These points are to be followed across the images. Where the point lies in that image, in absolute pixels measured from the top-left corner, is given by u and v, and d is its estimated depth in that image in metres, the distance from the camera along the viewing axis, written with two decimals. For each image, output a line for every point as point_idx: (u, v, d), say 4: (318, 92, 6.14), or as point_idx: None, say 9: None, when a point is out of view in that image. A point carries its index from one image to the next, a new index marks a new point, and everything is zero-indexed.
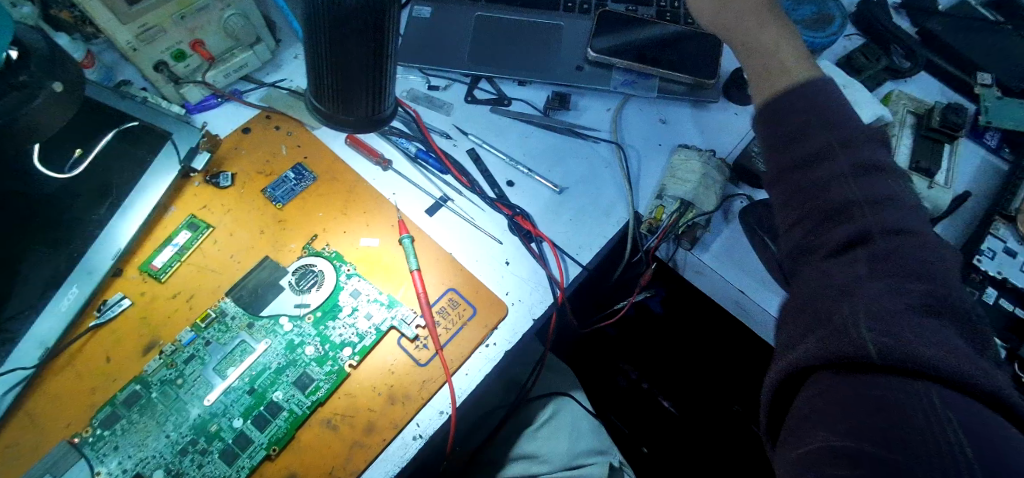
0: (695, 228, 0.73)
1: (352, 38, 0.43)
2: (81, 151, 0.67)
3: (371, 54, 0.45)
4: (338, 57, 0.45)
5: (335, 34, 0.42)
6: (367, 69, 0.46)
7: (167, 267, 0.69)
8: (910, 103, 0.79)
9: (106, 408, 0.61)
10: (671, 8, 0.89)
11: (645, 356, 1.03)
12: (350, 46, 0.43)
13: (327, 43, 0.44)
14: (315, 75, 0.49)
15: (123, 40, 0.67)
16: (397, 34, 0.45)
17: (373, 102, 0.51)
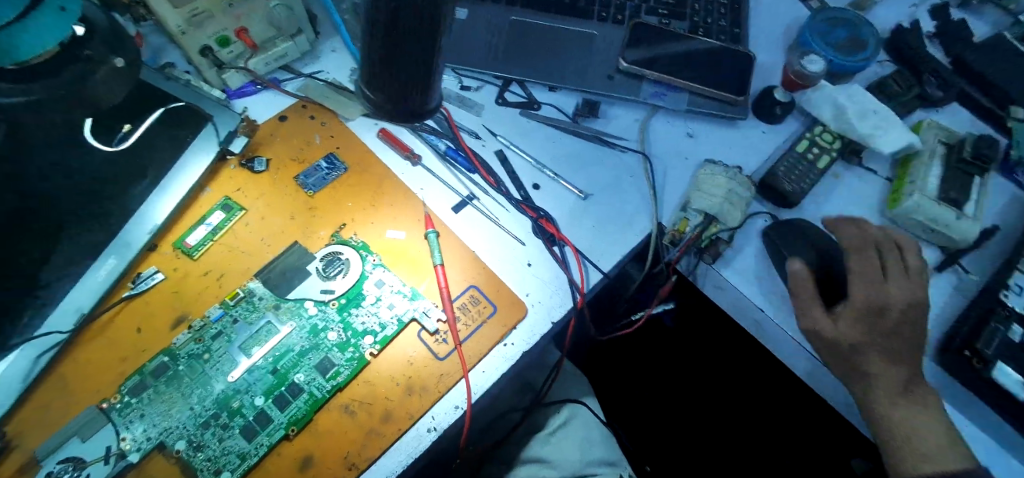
0: (718, 243, 0.74)
1: (409, 30, 0.45)
2: (129, 127, 0.70)
3: (424, 49, 0.47)
4: (392, 49, 0.47)
5: (393, 25, 0.44)
6: (419, 63, 0.48)
7: (200, 245, 0.71)
8: (941, 132, 0.79)
9: (135, 376, 0.63)
10: (704, 22, 0.89)
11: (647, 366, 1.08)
12: (405, 38, 0.45)
13: (384, 35, 0.46)
14: (367, 68, 0.50)
15: (174, 24, 0.69)
16: (419, 56, 0.47)
17: (422, 96, 0.53)
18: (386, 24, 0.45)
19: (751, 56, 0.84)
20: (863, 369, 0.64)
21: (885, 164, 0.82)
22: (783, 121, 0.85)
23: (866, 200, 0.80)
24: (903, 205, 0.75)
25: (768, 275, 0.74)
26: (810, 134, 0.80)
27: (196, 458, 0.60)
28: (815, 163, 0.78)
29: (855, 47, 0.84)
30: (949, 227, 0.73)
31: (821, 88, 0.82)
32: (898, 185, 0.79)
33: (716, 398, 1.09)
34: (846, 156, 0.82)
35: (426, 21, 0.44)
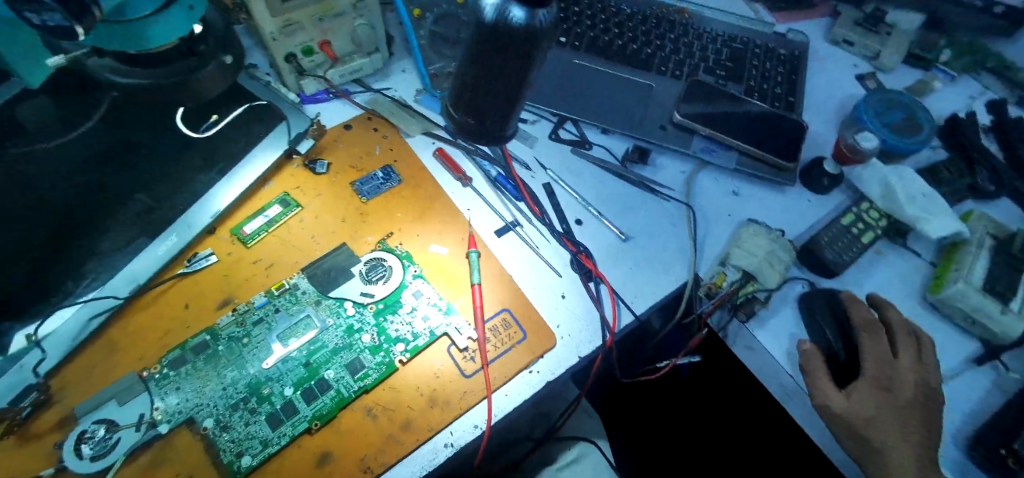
0: (753, 301, 0.75)
1: (505, 40, 0.42)
2: (217, 118, 0.77)
3: (520, 61, 0.45)
4: (485, 61, 0.45)
5: (489, 35, 0.42)
6: (510, 77, 0.46)
7: (255, 234, 0.75)
8: (991, 225, 0.78)
9: (177, 350, 0.66)
10: (760, 88, 0.91)
11: (665, 414, 1.11)
12: (500, 49, 0.43)
13: (479, 45, 0.44)
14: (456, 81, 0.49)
15: (268, 31, 0.75)
16: (506, 84, 0.46)
17: (507, 116, 0.50)
18: (483, 32, 0.43)
19: (803, 125, 0.86)
20: (874, 446, 0.66)
21: (930, 248, 0.82)
22: (830, 192, 0.86)
23: (907, 281, 0.79)
24: (945, 291, 0.75)
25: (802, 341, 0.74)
26: (856, 208, 0.81)
27: (221, 437, 0.61)
28: (859, 237, 0.79)
29: (910, 129, 0.86)
30: (992, 321, 0.72)
31: (871, 165, 0.84)
32: (942, 271, 0.78)
33: (738, 464, 1.09)
34: (890, 234, 0.82)
35: (524, 31, 0.41)
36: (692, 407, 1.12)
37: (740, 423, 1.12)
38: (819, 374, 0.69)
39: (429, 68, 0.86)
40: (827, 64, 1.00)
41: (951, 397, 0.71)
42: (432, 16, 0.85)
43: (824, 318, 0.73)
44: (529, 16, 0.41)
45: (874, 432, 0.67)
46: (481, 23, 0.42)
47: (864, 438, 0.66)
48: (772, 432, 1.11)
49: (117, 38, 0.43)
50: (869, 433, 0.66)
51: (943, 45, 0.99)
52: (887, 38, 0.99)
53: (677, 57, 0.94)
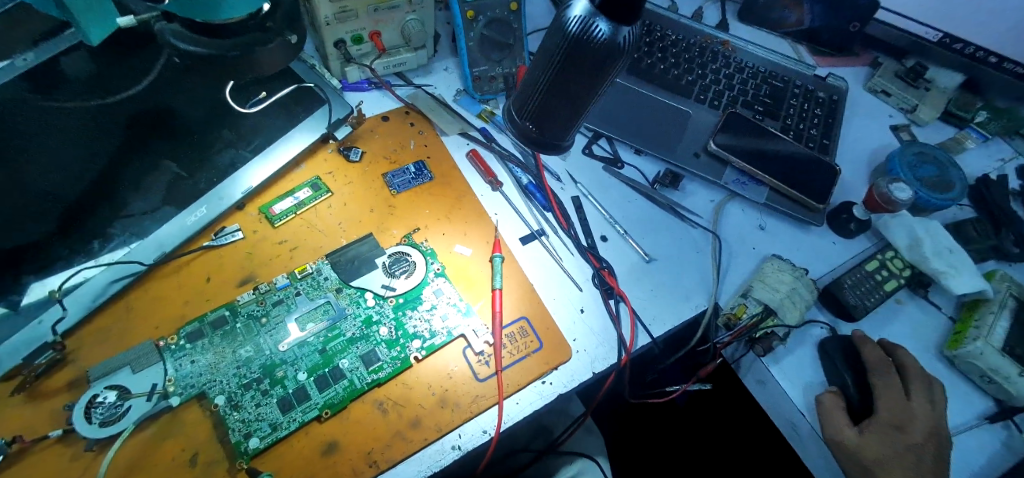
0: (771, 338, 0.74)
1: (586, 53, 0.42)
2: (265, 95, 0.77)
3: (596, 74, 0.44)
4: (561, 70, 0.44)
5: (570, 45, 0.42)
6: (583, 89, 0.45)
7: (283, 215, 0.74)
8: (1013, 287, 0.78)
9: (195, 323, 0.65)
10: (796, 127, 0.92)
11: (667, 436, 1.15)
12: (579, 61, 0.42)
13: (557, 54, 0.43)
14: (526, 83, 0.48)
15: (323, 15, 0.77)
16: (575, 93, 0.46)
17: (569, 124, 0.49)
18: (564, 43, 0.42)
19: (834, 168, 0.87)
20: None
21: (951, 304, 0.82)
22: (855, 236, 0.86)
23: (924, 334, 0.79)
24: (963, 348, 0.75)
25: (816, 381, 0.73)
26: (881, 256, 0.81)
27: (231, 416, 0.61)
28: (882, 284, 0.79)
29: (941, 185, 0.87)
30: (1012, 383, 0.71)
31: (900, 215, 0.84)
32: (962, 328, 0.78)
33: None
34: (913, 285, 0.82)
35: (604, 46, 0.41)
36: (694, 431, 1.16)
37: (742, 446, 1.15)
38: (833, 412, 0.69)
39: (473, 70, 0.87)
40: (861, 113, 1.01)
41: (962, 453, 0.70)
42: (484, 19, 0.84)
43: (842, 361, 0.72)
44: (613, 33, 0.40)
45: None
46: (563, 31, 0.42)
47: None
48: (779, 461, 1.13)
49: (195, 6, 0.44)
50: (877, 467, 0.66)
51: (979, 106, 1.00)
52: (925, 93, 1.01)
53: (716, 87, 0.95)
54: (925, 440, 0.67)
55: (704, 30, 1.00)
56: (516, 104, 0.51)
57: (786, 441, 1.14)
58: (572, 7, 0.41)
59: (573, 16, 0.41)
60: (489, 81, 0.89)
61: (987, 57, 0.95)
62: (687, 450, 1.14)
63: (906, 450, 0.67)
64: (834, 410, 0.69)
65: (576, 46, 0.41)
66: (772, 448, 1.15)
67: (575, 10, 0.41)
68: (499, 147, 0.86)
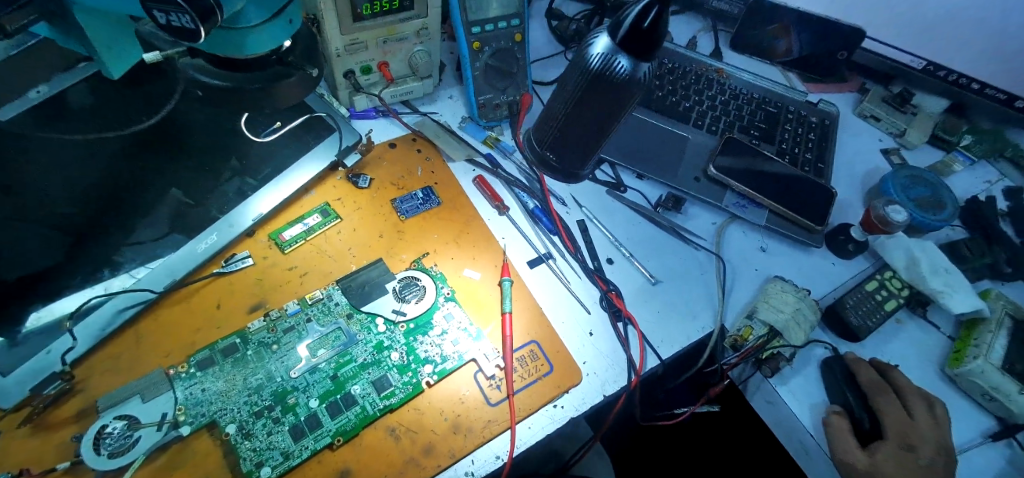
0: (779, 358, 0.74)
1: (607, 87, 0.43)
2: (280, 124, 0.79)
3: (615, 105, 0.46)
4: (582, 101, 0.46)
5: (591, 80, 0.43)
6: (603, 118, 0.47)
7: (293, 241, 0.75)
8: (1009, 305, 0.80)
9: (206, 350, 0.65)
10: (791, 151, 0.95)
11: (677, 458, 1.15)
12: (599, 94, 0.44)
13: (578, 88, 0.45)
14: (547, 112, 0.50)
15: (334, 47, 0.79)
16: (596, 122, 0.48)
17: (589, 151, 0.51)
18: (585, 78, 0.44)
19: (830, 191, 0.90)
20: None
21: (950, 323, 0.84)
22: (854, 257, 0.89)
23: (924, 352, 0.81)
24: (964, 366, 0.76)
25: (824, 401, 0.74)
26: (880, 276, 0.83)
27: (242, 445, 0.60)
28: (883, 303, 0.80)
29: (934, 206, 0.90)
30: (1013, 400, 0.72)
31: (897, 236, 0.86)
32: (961, 346, 0.79)
33: None
34: (912, 304, 0.84)
35: (624, 81, 0.42)
36: (703, 452, 1.17)
37: (753, 464, 1.15)
38: (841, 432, 0.69)
39: (479, 98, 0.89)
40: (853, 137, 1.05)
41: (969, 471, 0.71)
42: (489, 49, 0.87)
43: (847, 380, 0.73)
44: (632, 70, 0.41)
45: None
46: (585, 67, 0.43)
47: None
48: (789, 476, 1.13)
49: (221, 43, 0.46)
50: None
51: (964, 130, 1.04)
52: (912, 118, 1.06)
53: (713, 113, 0.98)
54: (934, 458, 0.68)
55: (700, 60, 1.04)
56: (536, 134, 0.53)
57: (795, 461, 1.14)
58: (592, 44, 0.43)
59: (594, 54, 0.42)
60: (494, 109, 0.91)
61: (969, 84, 0.98)
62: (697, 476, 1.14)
63: (916, 468, 0.67)
64: (842, 431, 0.70)
65: (597, 81, 0.43)
66: (782, 469, 1.14)
67: (595, 48, 0.42)
68: (505, 173, 0.87)
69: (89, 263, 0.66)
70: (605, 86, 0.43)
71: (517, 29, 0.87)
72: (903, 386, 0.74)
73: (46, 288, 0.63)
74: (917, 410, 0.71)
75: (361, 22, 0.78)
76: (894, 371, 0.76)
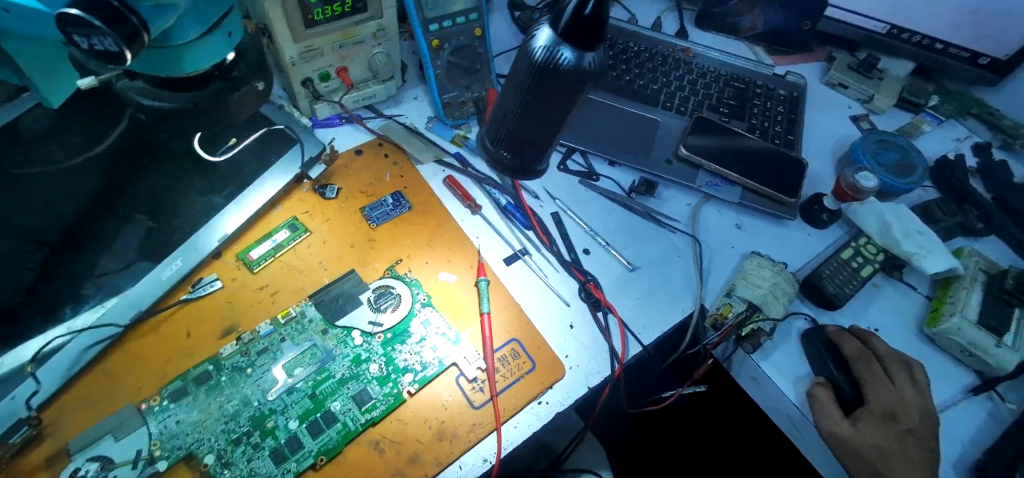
0: (758, 334, 0.75)
1: (554, 79, 0.42)
2: (234, 141, 0.77)
3: (566, 97, 0.45)
4: (531, 97, 0.44)
5: (537, 73, 0.42)
6: (553, 110, 0.45)
7: (262, 259, 0.73)
8: (982, 261, 0.81)
9: (178, 381, 0.64)
10: (761, 126, 0.95)
11: (666, 436, 1.17)
12: (548, 87, 0.43)
13: (525, 85, 0.44)
14: (497, 111, 0.48)
15: (289, 55, 0.77)
16: (551, 115, 0.46)
17: (542, 148, 0.49)
18: (531, 73, 0.42)
19: (803, 162, 0.90)
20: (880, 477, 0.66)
21: (926, 283, 0.84)
22: (828, 226, 0.89)
23: (903, 314, 0.81)
24: (941, 325, 0.76)
25: (808, 373, 0.74)
26: (854, 243, 0.83)
27: (223, 474, 0.60)
28: (859, 270, 0.81)
29: (903, 169, 0.91)
30: (988, 353, 0.73)
31: (868, 202, 0.87)
32: (938, 305, 0.80)
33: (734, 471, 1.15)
34: (887, 269, 0.84)
35: (571, 72, 0.41)
36: (690, 426, 1.18)
37: (736, 432, 1.19)
38: (826, 403, 0.70)
39: (443, 96, 0.88)
40: (821, 106, 1.05)
41: (953, 428, 0.72)
42: (449, 46, 0.86)
43: (827, 352, 0.73)
44: (578, 59, 0.40)
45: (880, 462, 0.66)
46: (529, 62, 0.42)
47: (869, 466, 0.66)
48: (767, 440, 1.17)
49: (154, 64, 0.44)
50: (873, 456, 0.67)
51: (931, 91, 1.05)
52: (879, 82, 1.06)
53: (681, 93, 0.97)
54: (913, 419, 0.69)
55: (666, 40, 1.03)
56: (488, 132, 0.51)
57: (774, 426, 1.17)
58: (535, 37, 0.42)
59: (537, 47, 0.41)
60: (460, 107, 0.90)
61: (932, 44, 1.00)
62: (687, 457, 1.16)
63: (898, 430, 0.68)
64: (826, 402, 0.70)
65: (543, 74, 0.42)
66: (777, 464, 1.15)
67: (538, 41, 0.41)
68: (475, 171, 0.87)
69: (66, 280, 0.66)
70: (556, 75, 0.42)
71: (476, 24, 0.86)
72: (880, 352, 0.74)
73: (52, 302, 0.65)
74: (895, 374, 0.72)
75: (314, 28, 0.76)
76: (875, 337, 0.76)
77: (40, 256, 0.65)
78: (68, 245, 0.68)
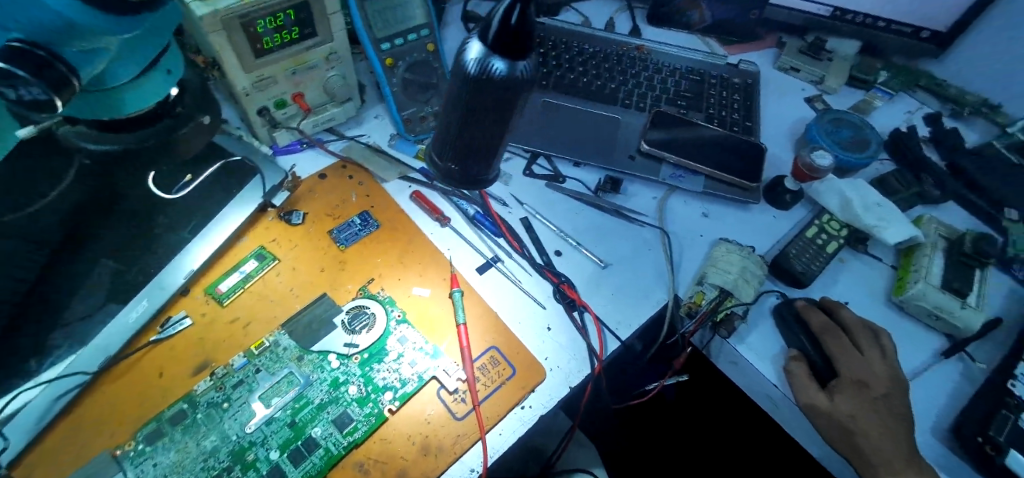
0: (733, 317, 0.76)
1: (490, 90, 0.42)
2: (190, 177, 0.77)
3: (504, 107, 0.45)
4: (470, 109, 0.45)
5: (473, 86, 0.42)
6: (494, 121, 0.46)
7: (231, 291, 0.73)
8: (941, 227, 0.84)
9: (153, 423, 0.63)
10: (719, 115, 0.97)
11: (648, 422, 1.20)
12: (485, 98, 0.43)
13: (463, 99, 0.44)
14: (440, 126, 0.49)
15: (241, 86, 0.77)
16: (494, 126, 0.46)
17: (489, 158, 0.50)
18: (468, 85, 0.43)
19: (762, 146, 0.92)
20: (861, 446, 0.67)
21: (890, 253, 0.86)
22: (792, 207, 0.91)
23: (871, 285, 0.83)
24: (908, 291, 0.78)
25: (784, 351, 0.75)
26: (818, 220, 0.85)
27: None
28: (824, 247, 0.82)
29: (858, 145, 0.93)
30: (954, 314, 0.75)
31: (827, 180, 0.89)
32: (903, 273, 0.82)
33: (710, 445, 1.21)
34: (852, 243, 0.86)
35: (505, 81, 0.42)
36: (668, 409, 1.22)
37: (708, 407, 1.24)
38: (803, 379, 0.71)
39: (403, 113, 0.89)
40: (776, 90, 1.07)
41: (928, 392, 0.73)
42: (404, 63, 0.86)
43: (801, 330, 0.74)
44: (511, 69, 0.41)
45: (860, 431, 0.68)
46: (464, 75, 0.42)
47: (849, 436, 0.68)
48: (734, 410, 1.25)
49: (92, 106, 0.44)
50: (852, 426, 0.68)
51: (880, 67, 1.08)
52: (829, 64, 1.09)
53: (638, 90, 0.99)
54: (887, 386, 0.70)
55: (619, 39, 1.05)
56: (435, 149, 0.52)
57: (740, 396, 1.25)
58: (467, 50, 0.42)
59: (470, 60, 0.42)
60: (421, 122, 0.90)
61: (875, 22, 1.03)
62: (669, 439, 1.20)
63: (874, 398, 0.69)
64: (803, 378, 0.71)
65: (479, 86, 0.42)
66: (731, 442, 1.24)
67: (470, 54, 0.42)
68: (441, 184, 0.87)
69: (66, 280, 0.68)
70: (491, 86, 0.42)
71: (429, 39, 0.87)
72: (850, 323, 0.75)
73: (52, 303, 0.66)
74: (865, 344, 0.73)
75: (264, 57, 0.76)
76: (845, 309, 0.77)
77: (41, 256, 0.66)
78: (68, 246, 0.69)
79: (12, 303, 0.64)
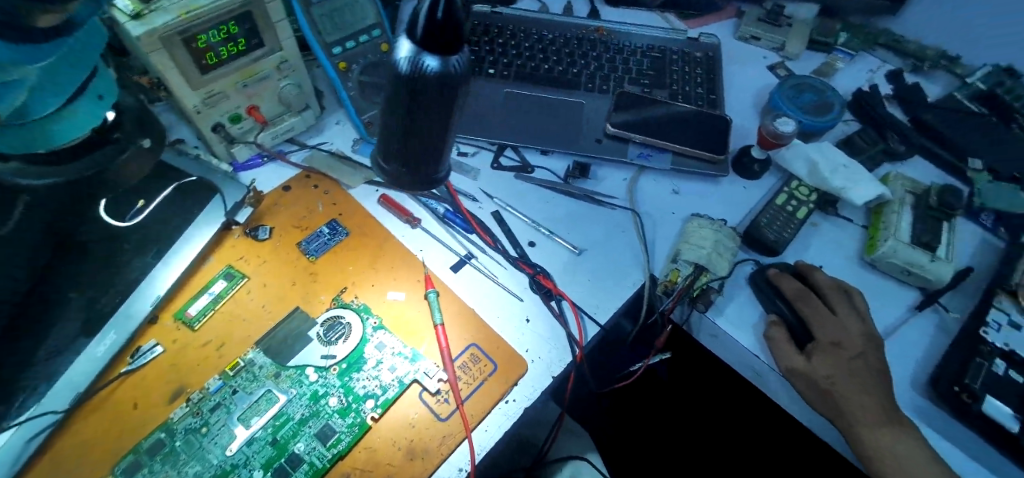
0: (709, 292, 0.76)
1: (426, 89, 0.41)
2: (143, 202, 0.76)
3: (443, 106, 0.44)
4: (409, 110, 0.44)
5: (408, 86, 0.41)
6: (435, 120, 0.45)
7: (201, 314, 0.71)
8: (907, 183, 0.85)
9: (131, 456, 0.62)
10: (682, 90, 0.97)
11: (638, 401, 1.23)
12: (422, 98, 0.42)
13: (400, 101, 0.43)
14: (383, 130, 0.47)
15: (191, 104, 0.75)
16: (436, 125, 0.45)
17: (437, 157, 0.49)
18: (403, 86, 0.42)
19: (726, 118, 0.92)
20: (842, 405, 0.68)
21: (860, 213, 0.87)
22: (761, 176, 0.91)
23: (843, 246, 0.84)
24: (879, 250, 0.79)
25: (761, 321, 0.75)
26: (787, 187, 0.85)
27: None
28: (794, 213, 0.83)
29: (821, 108, 0.94)
30: (924, 268, 0.76)
31: (794, 146, 0.89)
32: (873, 232, 0.83)
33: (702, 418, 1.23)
34: (822, 206, 0.86)
35: (440, 78, 0.41)
36: (658, 387, 1.24)
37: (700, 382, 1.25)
38: (781, 345, 0.71)
39: (363, 117, 0.87)
40: (738, 61, 1.07)
41: (906, 346, 0.74)
42: (358, 66, 0.85)
43: (777, 298, 0.74)
44: (444, 65, 0.40)
45: (840, 392, 0.68)
46: (397, 76, 0.41)
47: (829, 397, 0.68)
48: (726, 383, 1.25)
49: (22, 140, 0.42)
50: (833, 387, 0.69)
51: (838, 29, 1.09)
52: (789, 29, 1.08)
53: (600, 72, 0.98)
54: (865, 345, 0.71)
55: (577, 23, 1.04)
56: (382, 153, 0.51)
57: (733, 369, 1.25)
58: (397, 49, 0.41)
59: (401, 59, 0.41)
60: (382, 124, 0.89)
61: None
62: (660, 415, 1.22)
63: (852, 358, 0.70)
64: (781, 345, 0.71)
65: (414, 86, 0.41)
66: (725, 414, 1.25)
67: (401, 53, 0.41)
68: None
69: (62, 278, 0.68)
70: (426, 84, 0.41)
71: (381, 40, 0.86)
72: (824, 286, 0.76)
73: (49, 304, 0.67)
74: (839, 305, 0.74)
75: (210, 72, 0.74)
76: (819, 272, 0.78)
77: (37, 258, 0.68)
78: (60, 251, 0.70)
79: (12, 304, 0.65)
